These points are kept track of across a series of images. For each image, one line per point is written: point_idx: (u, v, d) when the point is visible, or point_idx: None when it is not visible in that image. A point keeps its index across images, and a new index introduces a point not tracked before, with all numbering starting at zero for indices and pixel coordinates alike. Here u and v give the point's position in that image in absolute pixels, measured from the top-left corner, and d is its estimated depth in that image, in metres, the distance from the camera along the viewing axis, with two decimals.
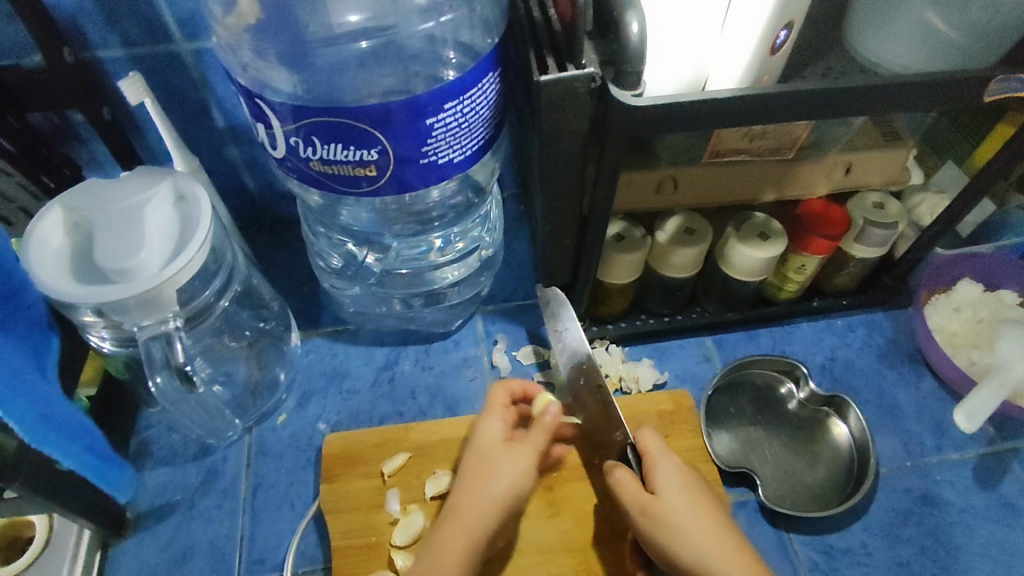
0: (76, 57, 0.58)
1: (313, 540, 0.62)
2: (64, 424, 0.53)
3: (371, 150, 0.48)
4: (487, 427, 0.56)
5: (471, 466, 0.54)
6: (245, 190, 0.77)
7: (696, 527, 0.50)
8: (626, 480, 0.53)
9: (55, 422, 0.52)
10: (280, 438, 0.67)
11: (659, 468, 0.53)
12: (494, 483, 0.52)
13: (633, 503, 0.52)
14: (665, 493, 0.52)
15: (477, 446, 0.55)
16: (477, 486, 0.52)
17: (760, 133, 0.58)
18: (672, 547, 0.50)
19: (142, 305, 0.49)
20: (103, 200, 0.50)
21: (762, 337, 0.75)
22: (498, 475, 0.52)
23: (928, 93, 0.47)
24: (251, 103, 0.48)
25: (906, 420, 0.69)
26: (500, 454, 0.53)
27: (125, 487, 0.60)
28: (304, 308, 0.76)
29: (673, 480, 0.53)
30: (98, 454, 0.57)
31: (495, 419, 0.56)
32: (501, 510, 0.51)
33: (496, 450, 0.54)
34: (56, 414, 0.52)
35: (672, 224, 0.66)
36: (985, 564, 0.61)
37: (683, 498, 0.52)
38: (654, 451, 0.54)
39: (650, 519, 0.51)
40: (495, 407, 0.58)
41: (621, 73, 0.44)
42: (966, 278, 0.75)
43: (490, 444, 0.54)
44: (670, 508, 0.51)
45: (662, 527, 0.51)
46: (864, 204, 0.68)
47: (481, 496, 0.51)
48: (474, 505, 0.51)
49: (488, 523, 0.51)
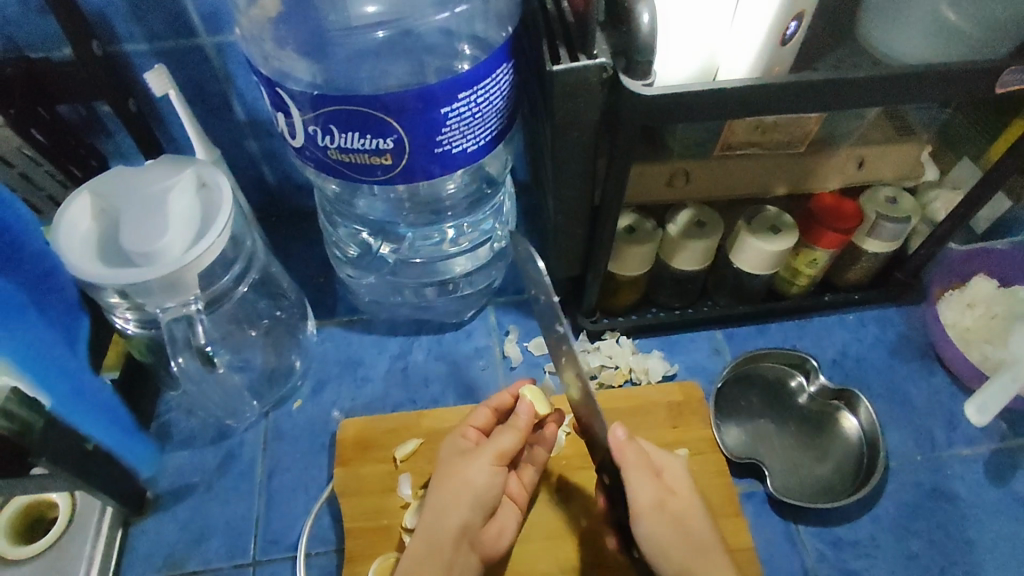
0: (104, 50, 0.60)
1: (326, 522, 0.63)
2: (87, 390, 0.57)
3: (386, 139, 0.49)
4: (446, 444, 0.57)
5: (439, 474, 0.54)
6: (264, 182, 0.78)
7: (695, 526, 0.51)
8: (643, 467, 0.50)
9: (75, 387, 0.56)
10: (296, 422, 0.69)
11: (670, 465, 0.53)
12: (452, 484, 0.52)
13: (649, 495, 0.50)
14: (680, 493, 0.52)
15: (441, 457, 0.56)
16: (441, 491, 0.52)
17: (771, 126, 0.58)
18: (677, 551, 0.49)
19: (165, 288, 0.51)
20: (135, 184, 0.52)
21: (773, 331, 0.75)
22: (457, 478, 0.52)
23: (942, 83, 0.47)
24: (272, 92, 0.49)
25: (917, 415, 0.69)
26: (463, 458, 0.53)
27: (147, 460, 0.65)
28: (320, 298, 0.77)
29: (682, 479, 0.53)
30: (122, 427, 0.62)
31: (456, 434, 0.57)
32: (467, 505, 0.51)
33: (456, 456, 0.55)
34: (76, 380, 0.56)
35: (684, 216, 0.67)
36: (995, 558, 0.61)
37: (690, 498, 0.52)
38: (662, 452, 0.54)
39: (664, 515, 0.50)
40: (461, 425, 0.58)
41: (632, 64, 0.45)
42: (980, 274, 0.75)
43: (450, 453, 0.55)
44: (680, 508, 0.51)
45: (676, 525, 0.50)
46: (877, 198, 0.68)
47: (443, 498, 0.52)
48: (442, 508, 0.51)
49: (449, 523, 0.51)
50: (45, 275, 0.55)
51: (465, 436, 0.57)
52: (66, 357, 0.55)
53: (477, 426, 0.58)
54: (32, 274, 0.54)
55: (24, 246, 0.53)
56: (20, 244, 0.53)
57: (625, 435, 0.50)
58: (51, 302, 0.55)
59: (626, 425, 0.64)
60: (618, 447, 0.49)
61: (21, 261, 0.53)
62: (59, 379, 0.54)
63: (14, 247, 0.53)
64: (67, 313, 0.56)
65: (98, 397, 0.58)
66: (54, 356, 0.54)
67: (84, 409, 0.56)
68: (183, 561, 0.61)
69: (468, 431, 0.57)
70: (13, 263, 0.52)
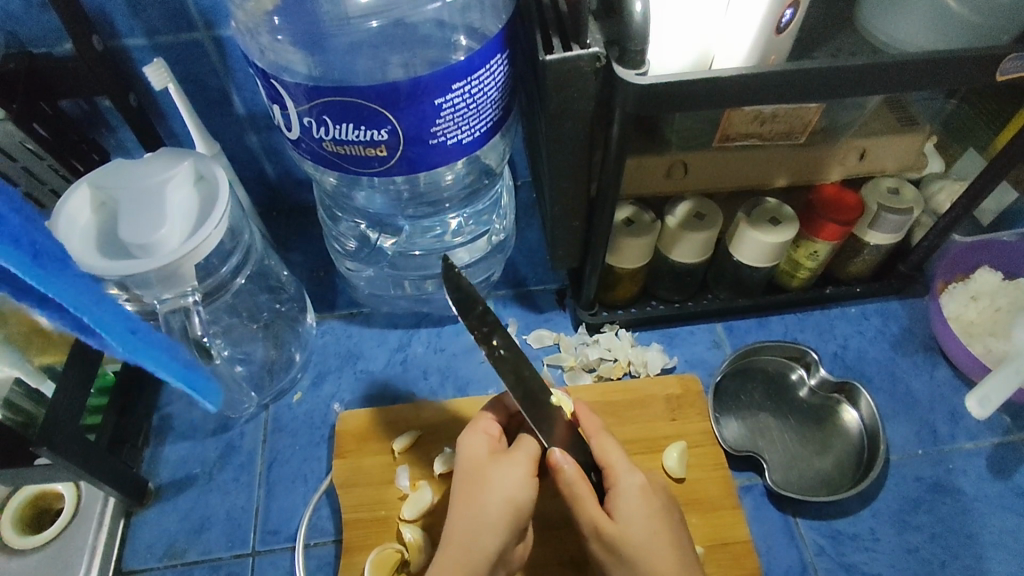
0: (105, 45, 0.61)
1: (325, 513, 0.63)
2: (139, 329, 0.47)
3: (381, 130, 0.49)
4: (469, 446, 0.52)
5: (462, 484, 0.50)
6: (264, 176, 0.79)
7: (647, 557, 0.48)
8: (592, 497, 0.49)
9: (126, 323, 0.46)
10: (295, 415, 0.69)
11: (623, 487, 0.51)
12: (490, 497, 0.48)
13: (590, 524, 0.49)
14: (621, 519, 0.49)
15: (463, 462, 0.51)
16: (471, 507, 0.48)
17: (771, 116, 0.57)
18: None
19: (163, 279, 0.52)
20: (134, 177, 0.53)
21: (774, 324, 0.75)
22: (492, 491, 0.48)
23: (942, 71, 0.47)
24: (267, 85, 0.49)
25: (920, 408, 0.68)
26: (490, 467, 0.50)
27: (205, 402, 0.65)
28: (319, 292, 0.77)
29: (635, 499, 0.50)
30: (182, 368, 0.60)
31: (478, 435, 0.53)
32: (505, 525, 0.47)
33: (489, 464, 0.50)
34: (125, 314, 0.46)
35: (683, 208, 0.66)
36: (999, 553, 0.61)
37: (638, 524, 0.49)
38: (618, 465, 0.52)
39: (605, 546, 0.49)
40: (479, 421, 0.55)
41: (626, 52, 0.44)
42: (985, 266, 0.74)
43: (477, 459, 0.51)
44: (624, 537, 0.48)
45: (616, 557, 0.48)
46: (878, 190, 0.67)
47: (476, 516, 0.48)
48: (470, 528, 0.47)
49: (487, 545, 0.47)
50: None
51: (485, 438, 0.53)
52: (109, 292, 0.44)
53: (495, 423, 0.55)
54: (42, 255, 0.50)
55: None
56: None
57: (560, 456, 0.49)
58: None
59: (624, 417, 0.64)
60: (558, 472, 0.49)
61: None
62: (100, 311, 0.43)
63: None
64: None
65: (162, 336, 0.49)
66: (81, 288, 0.41)
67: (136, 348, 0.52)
68: (184, 551, 0.62)
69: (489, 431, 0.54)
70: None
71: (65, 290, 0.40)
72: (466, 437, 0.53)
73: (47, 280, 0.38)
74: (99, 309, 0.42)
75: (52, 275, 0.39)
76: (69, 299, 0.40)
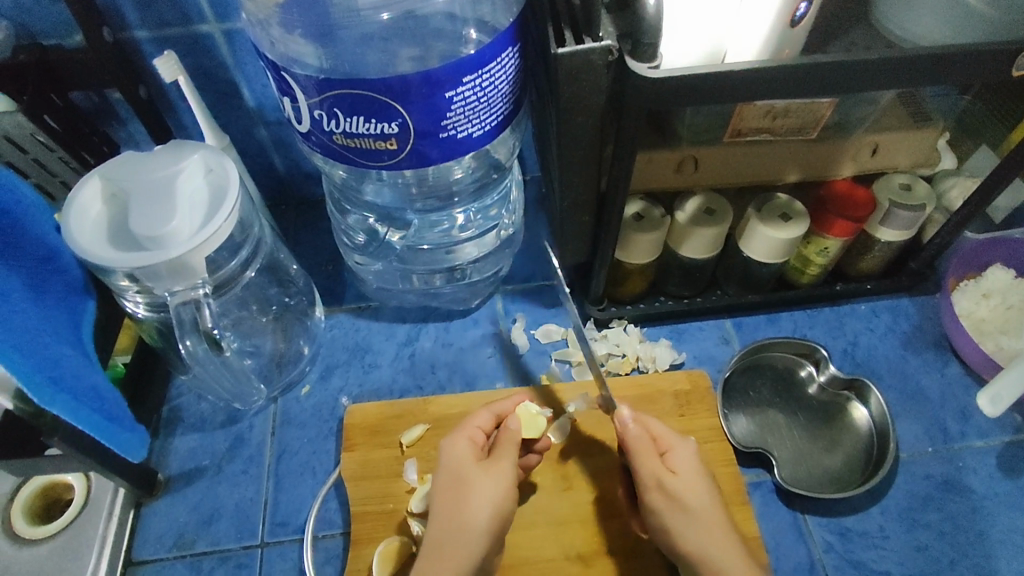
0: (115, 37, 0.61)
1: (333, 506, 0.64)
2: (65, 380, 0.49)
3: (391, 124, 0.49)
4: (452, 449, 0.52)
5: (446, 486, 0.50)
6: (274, 170, 0.79)
7: (706, 506, 0.48)
8: (648, 453, 0.51)
9: (54, 372, 0.48)
10: (304, 408, 0.69)
11: (679, 451, 0.52)
12: (476, 505, 0.48)
13: (650, 477, 0.50)
14: (683, 474, 0.50)
15: (448, 466, 0.51)
16: (457, 512, 0.48)
17: (783, 111, 0.56)
18: (689, 532, 0.48)
19: (173, 272, 0.52)
20: (144, 169, 0.53)
21: (783, 320, 0.74)
22: (479, 499, 0.48)
23: (956, 64, 0.46)
24: (278, 77, 0.49)
25: (930, 406, 0.68)
26: (474, 473, 0.50)
27: (135, 449, 0.57)
28: (327, 285, 0.78)
29: (691, 461, 0.51)
30: (108, 414, 0.53)
31: (463, 440, 0.53)
32: (490, 531, 0.48)
33: (473, 473, 0.50)
34: (59, 367, 0.49)
35: (693, 204, 0.66)
36: (1008, 551, 0.60)
37: (696, 479, 0.50)
38: (670, 434, 0.53)
39: (665, 496, 0.49)
40: (465, 426, 0.54)
41: (639, 46, 0.44)
42: (997, 264, 0.73)
43: (462, 464, 0.51)
44: (687, 489, 0.49)
45: (676, 508, 0.49)
46: (890, 186, 0.66)
47: (462, 526, 0.47)
48: (454, 532, 0.47)
49: (476, 549, 0.47)
50: (48, 258, 0.53)
51: (469, 444, 0.52)
52: (43, 345, 0.48)
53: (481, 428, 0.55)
54: (31, 260, 0.51)
55: (26, 231, 0.51)
56: (20, 224, 0.51)
57: (630, 420, 0.52)
58: (53, 283, 0.53)
59: (630, 415, 0.64)
60: (624, 432, 0.52)
61: (22, 246, 0.51)
62: (24, 362, 0.45)
63: (15, 229, 0.50)
64: (69, 293, 0.54)
65: (77, 386, 0.50)
66: (38, 344, 0.47)
67: (60, 399, 0.48)
68: (194, 542, 0.62)
69: (473, 434, 0.54)
70: (12, 249, 0.50)
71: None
72: (448, 442, 0.52)
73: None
74: (28, 359, 0.46)
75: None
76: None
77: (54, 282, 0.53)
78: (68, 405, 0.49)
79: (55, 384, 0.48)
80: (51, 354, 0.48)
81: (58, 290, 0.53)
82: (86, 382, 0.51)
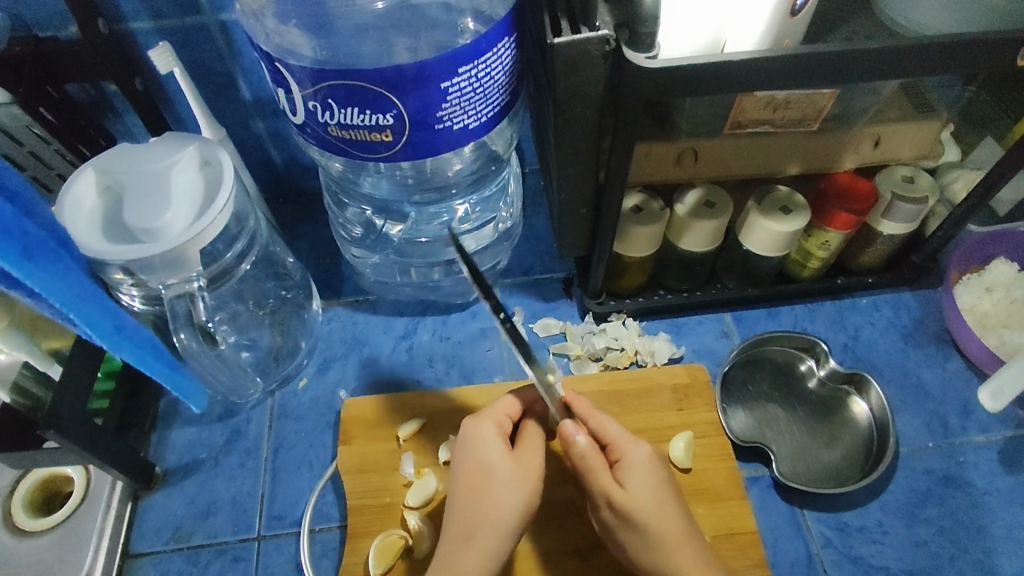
0: (110, 28, 0.60)
1: (331, 499, 0.63)
2: (128, 330, 0.54)
3: (386, 114, 0.48)
4: (479, 437, 0.51)
5: (470, 476, 0.50)
6: (271, 163, 0.78)
7: (663, 526, 0.48)
8: (600, 470, 0.50)
9: (114, 324, 0.52)
10: (301, 401, 0.69)
11: (630, 460, 0.51)
12: (503, 501, 0.48)
13: (601, 494, 0.50)
14: (630, 489, 0.49)
15: (474, 455, 0.50)
16: (482, 507, 0.48)
17: (784, 103, 0.55)
18: (646, 552, 0.48)
19: (167, 264, 0.52)
20: (139, 161, 0.53)
21: (783, 314, 0.74)
22: (505, 495, 0.48)
23: (960, 54, 0.46)
24: (272, 68, 0.49)
25: (931, 401, 0.67)
26: (501, 467, 0.49)
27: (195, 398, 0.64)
28: (325, 279, 0.77)
29: (642, 471, 0.50)
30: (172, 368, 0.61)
31: (489, 427, 0.52)
32: (518, 526, 0.48)
33: (500, 466, 0.49)
34: (115, 318, 0.52)
35: (692, 196, 0.65)
36: (1009, 547, 0.60)
37: (650, 493, 0.49)
38: (623, 440, 0.52)
39: (618, 513, 0.49)
40: (491, 411, 0.53)
41: (636, 35, 0.44)
42: (1000, 258, 0.73)
43: (489, 455, 0.50)
44: (633, 506, 0.48)
45: (630, 526, 0.49)
46: (893, 178, 0.66)
47: (488, 520, 0.47)
48: (482, 530, 0.47)
49: (502, 544, 0.47)
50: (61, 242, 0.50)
51: (495, 430, 0.52)
52: (107, 300, 0.52)
53: (509, 413, 0.54)
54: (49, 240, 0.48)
55: (37, 211, 0.48)
56: (35, 206, 0.47)
57: (575, 433, 0.51)
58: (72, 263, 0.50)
59: (631, 409, 0.63)
60: (573, 445, 0.51)
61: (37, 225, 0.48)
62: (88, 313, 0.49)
63: (29, 211, 0.47)
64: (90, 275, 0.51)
65: (139, 337, 0.55)
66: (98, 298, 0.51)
67: (125, 345, 0.53)
68: (191, 535, 0.62)
69: (502, 420, 0.53)
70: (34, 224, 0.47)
71: (63, 290, 0.47)
72: (473, 428, 0.52)
73: (50, 280, 0.46)
74: (94, 310, 0.50)
75: (55, 273, 0.46)
76: (61, 297, 0.47)
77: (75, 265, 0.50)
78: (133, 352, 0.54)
79: (119, 332, 0.53)
80: (113, 310, 0.52)
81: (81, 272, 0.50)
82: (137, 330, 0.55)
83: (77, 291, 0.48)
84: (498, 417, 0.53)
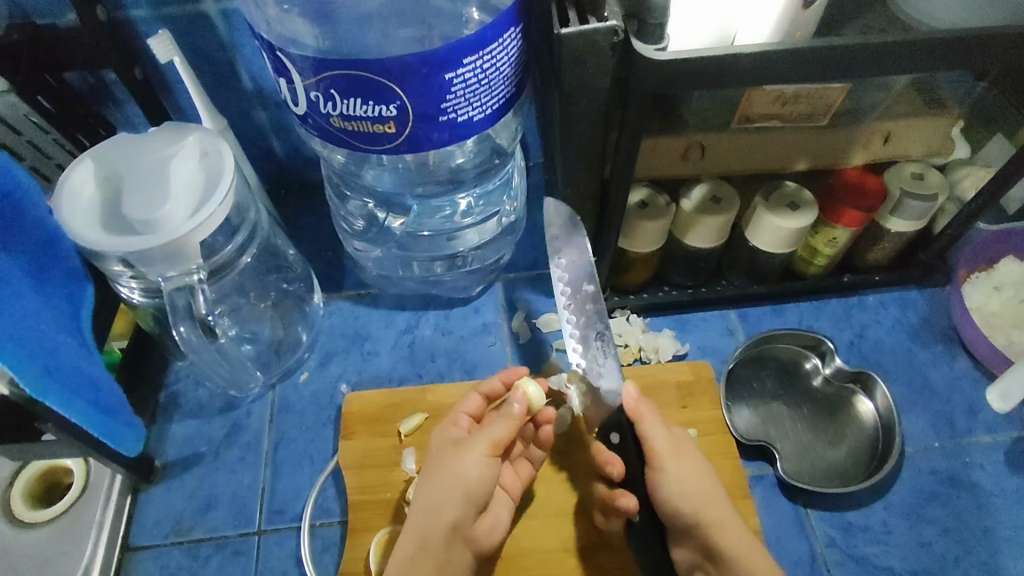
0: (109, 17, 0.59)
1: (331, 494, 0.63)
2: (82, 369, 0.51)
3: (389, 106, 0.48)
4: (441, 431, 0.55)
5: (431, 463, 0.53)
6: (273, 155, 0.78)
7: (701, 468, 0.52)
8: (656, 420, 0.50)
9: (49, 365, 0.47)
10: (302, 395, 0.69)
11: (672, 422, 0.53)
12: (443, 479, 0.50)
13: (667, 442, 0.50)
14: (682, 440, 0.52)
15: (435, 449, 0.53)
16: (428, 483, 0.51)
17: (794, 97, 0.55)
18: (705, 492, 0.50)
19: (167, 256, 0.51)
20: (139, 151, 0.52)
21: (790, 311, 0.73)
22: (445, 472, 0.50)
23: (976, 49, 0.45)
24: (273, 58, 0.48)
25: (938, 400, 0.67)
26: (453, 451, 0.51)
27: (129, 444, 0.55)
28: (327, 272, 0.77)
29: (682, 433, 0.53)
30: (103, 406, 0.52)
31: (448, 423, 0.55)
32: (457, 502, 0.49)
33: (443, 449, 0.52)
34: (54, 357, 0.47)
35: (699, 191, 0.64)
36: (1013, 549, 0.59)
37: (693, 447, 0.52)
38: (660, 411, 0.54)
39: (680, 459, 0.50)
40: (452, 413, 0.57)
41: (645, 26, 0.43)
42: (1009, 256, 0.72)
43: (439, 442, 0.53)
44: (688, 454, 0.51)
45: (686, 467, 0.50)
46: (902, 175, 0.65)
47: (428, 497, 0.50)
48: (425, 510, 0.50)
49: (444, 520, 0.49)
50: (48, 243, 0.51)
51: (455, 428, 0.54)
52: (64, 333, 0.50)
53: (469, 412, 0.56)
54: (32, 243, 0.49)
55: (26, 211, 0.49)
56: (23, 207, 0.49)
57: (636, 395, 0.50)
58: (50, 272, 0.51)
59: None
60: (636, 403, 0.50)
61: (23, 228, 0.49)
62: (23, 355, 0.45)
63: (15, 212, 0.48)
64: (69, 281, 0.52)
65: (94, 376, 0.51)
66: (40, 334, 0.47)
67: (56, 390, 0.47)
68: (191, 529, 0.62)
69: (459, 418, 0.56)
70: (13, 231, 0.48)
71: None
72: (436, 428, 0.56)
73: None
74: (23, 351, 0.45)
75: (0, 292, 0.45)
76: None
77: (51, 274, 0.51)
78: (62, 397, 0.48)
79: (50, 376, 0.47)
80: (73, 342, 0.50)
81: (59, 279, 0.51)
82: (82, 372, 0.50)
83: (12, 326, 0.45)
84: (458, 416, 0.56)
